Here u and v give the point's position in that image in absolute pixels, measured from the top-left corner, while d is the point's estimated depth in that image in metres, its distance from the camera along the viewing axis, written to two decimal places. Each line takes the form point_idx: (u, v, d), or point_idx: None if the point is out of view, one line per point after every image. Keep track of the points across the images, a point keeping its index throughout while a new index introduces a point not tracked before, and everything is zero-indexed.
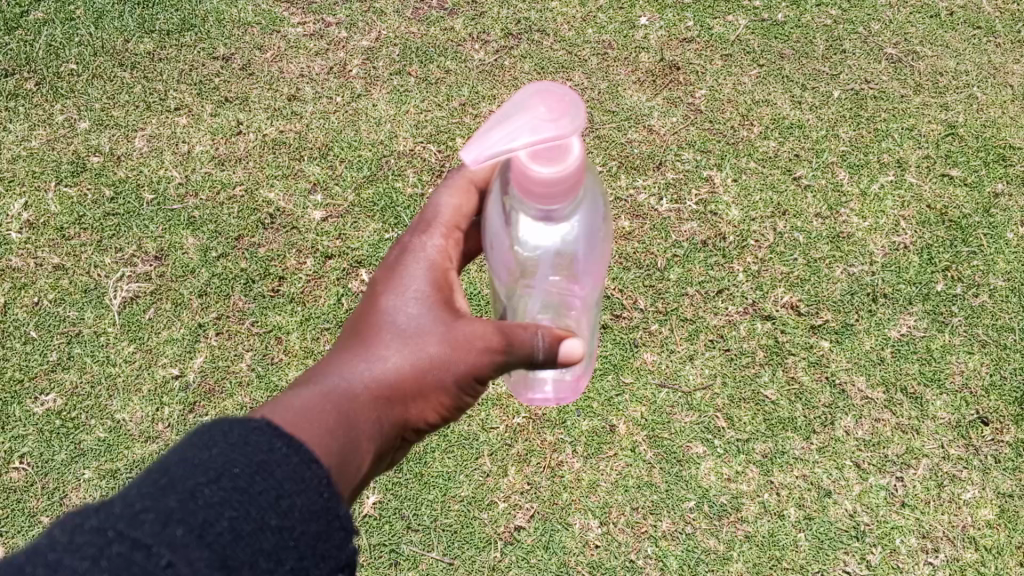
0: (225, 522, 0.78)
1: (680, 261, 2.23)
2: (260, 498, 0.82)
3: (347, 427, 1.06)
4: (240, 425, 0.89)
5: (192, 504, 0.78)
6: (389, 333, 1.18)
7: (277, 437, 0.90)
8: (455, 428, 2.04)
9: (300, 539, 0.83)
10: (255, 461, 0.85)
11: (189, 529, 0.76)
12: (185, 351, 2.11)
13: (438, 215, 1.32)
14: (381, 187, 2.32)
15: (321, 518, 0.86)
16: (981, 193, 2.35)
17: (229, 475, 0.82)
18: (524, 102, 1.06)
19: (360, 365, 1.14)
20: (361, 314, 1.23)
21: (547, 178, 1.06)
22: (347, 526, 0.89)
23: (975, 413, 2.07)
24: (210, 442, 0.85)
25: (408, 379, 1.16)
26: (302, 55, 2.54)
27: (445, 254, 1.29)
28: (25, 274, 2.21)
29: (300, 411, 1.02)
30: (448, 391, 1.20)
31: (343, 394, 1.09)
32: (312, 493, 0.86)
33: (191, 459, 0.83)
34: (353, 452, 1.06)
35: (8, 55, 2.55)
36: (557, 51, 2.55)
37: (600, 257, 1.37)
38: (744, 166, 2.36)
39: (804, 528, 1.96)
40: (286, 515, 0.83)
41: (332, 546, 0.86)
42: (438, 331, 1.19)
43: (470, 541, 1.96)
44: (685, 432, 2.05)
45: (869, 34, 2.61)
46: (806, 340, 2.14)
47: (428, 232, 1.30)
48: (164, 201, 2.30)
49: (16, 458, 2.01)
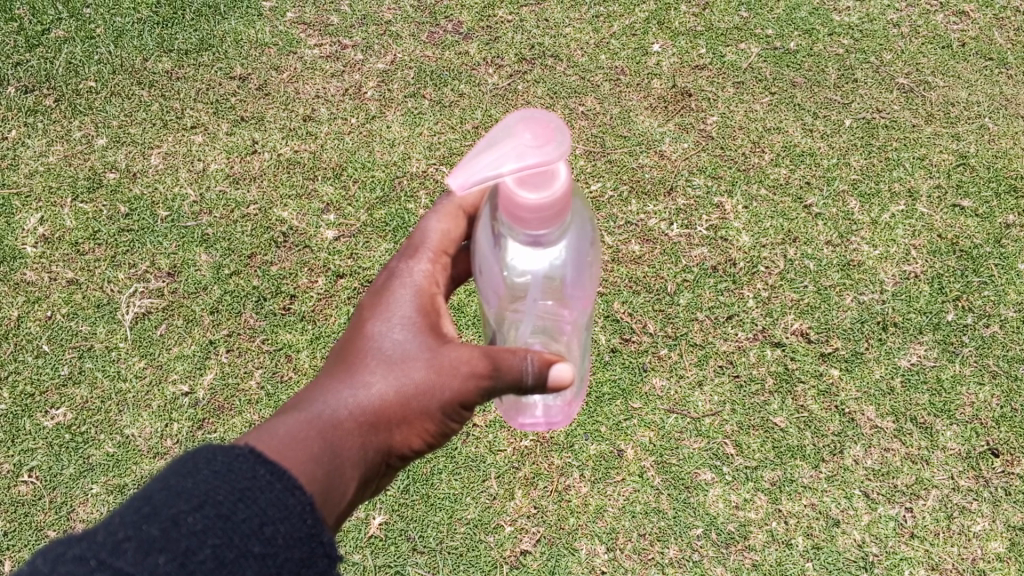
0: (206, 550, 0.79)
1: (690, 286, 2.24)
2: (243, 526, 0.82)
3: (330, 456, 1.07)
4: (224, 451, 0.88)
5: (175, 533, 0.78)
6: (377, 357, 1.18)
7: (260, 462, 0.89)
8: (462, 450, 2.04)
9: (283, 566, 0.83)
10: (238, 488, 0.85)
11: (171, 557, 0.77)
12: (196, 367, 2.12)
13: (427, 239, 1.32)
14: (393, 208, 2.33)
15: (305, 545, 0.86)
16: (992, 224, 2.35)
17: (212, 502, 0.82)
18: (510, 128, 1.08)
19: (345, 391, 1.15)
20: (349, 338, 1.24)
21: (533, 205, 1.07)
22: (332, 553, 0.89)
23: (985, 444, 2.06)
24: (193, 469, 0.85)
25: (394, 405, 1.17)
26: (318, 76, 2.57)
27: (433, 279, 1.29)
28: (39, 288, 2.22)
29: (282, 441, 1.03)
30: (436, 417, 1.20)
31: (327, 422, 1.10)
32: (296, 520, 0.86)
33: (174, 487, 0.82)
34: (336, 480, 1.07)
35: (28, 72, 2.58)
36: (570, 76, 2.57)
37: (592, 278, 1.39)
38: (755, 193, 2.37)
39: (811, 558, 1.95)
40: (270, 542, 0.83)
41: (315, 571, 0.86)
42: (424, 356, 1.19)
43: (475, 564, 1.95)
44: (694, 458, 2.04)
45: (881, 64, 2.62)
46: (816, 367, 2.14)
47: (417, 256, 1.30)
48: (178, 218, 2.32)
49: (24, 471, 2.02)
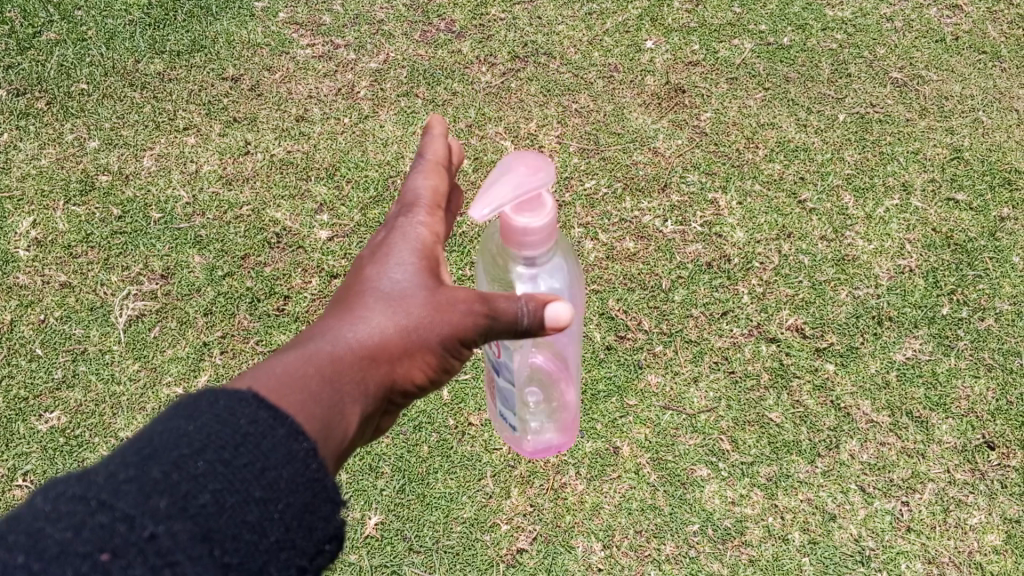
0: (207, 495, 0.78)
1: (685, 282, 2.23)
2: (243, 470, 0.81)
3: (331, 391, 1.04)
4: (225, 396, 0.87)
5: (177, 476, 0.78)
6: (378, 298, 1.16)
7: (262, 406, 0.88)
8: (459, 449, 2.05)
9: (285, 512, 0.82)
10: (241, 431, 0.84)
11: (172, 502, 0.76)
12: (189, 369, 2.11)
13: (421, 192, 1.29)
14: (387, 207, 2.33)
15: (308, 490, 0.84)
16: (987, 217, 2.34)
17: (215, 445, 0.81)
18: (508, 166, 1.16)
19: (346, 330, 1.13)
20: (348, 286, 1.22)
21: (540, 228, 1.14)
22: (336, 499, 0.87)
23: (981, 437, 2.06)
24: (196, 412, 0.84)
25: (395, 343, 1.14)
26: (311, 76, 2.56)
27: (432, 229, 1.25)
28: (32, 291, 2.21)
29: (284, 374, 1.01)
30: (436, 354, 1.18)
31: (328, 359, 1.08)
32: (298, 466, 0.85)
33: (178, 429, 0.82)
34: (337, 415, 1.03)
35: (20, 75, 2.57)
36: (564, 74, 2.57)
37: (577, 341, 1.60)
38: (750, 188, 2.37)
39: (808, 553, 1.94)
40: (271, 487, 0.82)
41: (319, 517, 0.85)
42: (422, 302, 1.16)
43: (471, 563, 1.94)
44: (689, 454, 2.04)
45: (874, 58, 2.62)
46: (812, 362, 2.14)
47: (413, 208, 1.27)
48: (171, 219, 2.32)
49: (18, 475, 2.00)
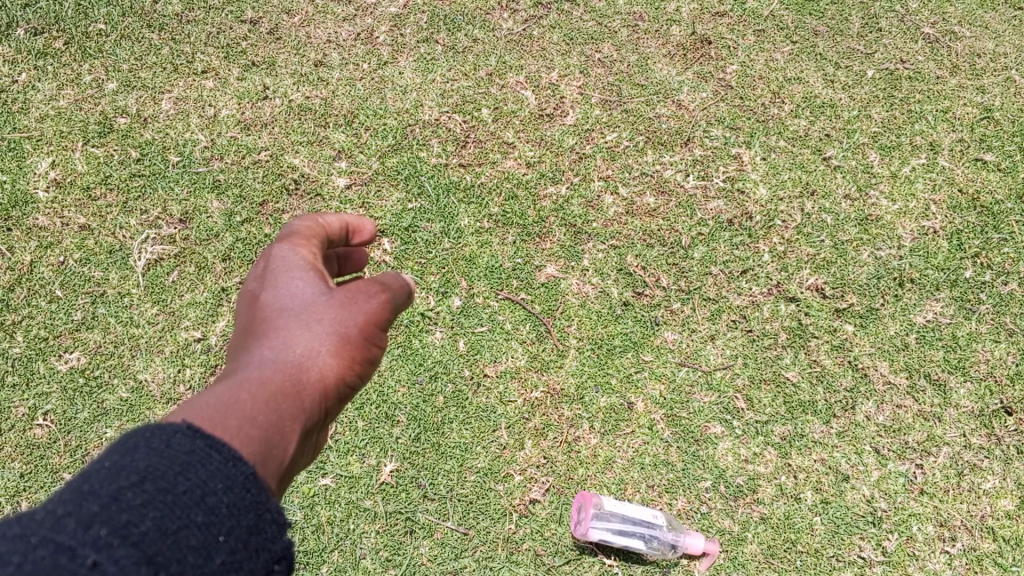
0: (148, 522, 0.69)
1: (705, 239, 2.21)
2: (184, 496, 0.72)
3: (265, 410, 0.94)
4: (157, 428, 0.78)
5: (115, 507, 0.68)
6: (284, 317, 1.10)
7: (199, 436, 0.79)
8: (473, 400, 2.05)
9: (231, 533, 0.73)
10: (179, 460, 0.75)
11: (113, 530, 0.66)
12: (208, 314, 2.13)
13: (292, 226, 1.25)
14: (406, 156, 2.31)
15: (252, 511, 0.76)
16: (1015, 179, 2.30)
17: (151, 477, 0.72)
18: None
19: (259, 356, 1.04)
20: (247, 324, 1.13)
21: None
22: (281, 520, 0.78)
23: (999, 402, 2.05)
24: (129, 446, 0.75)
25: (319, 351, 1.07)
26: (329, 19, 2.51)
27: (309, 248, 1.21)
28: (51, 233, 2.22)
29: (206, 405, 0.90)
30: (360, 354, 1.11)
31: (252, 381, 0.98)
32: (239, 489, 0.76)
33: (112, 465, 0.72)
34: (276, 433, 0.93)
35: (37, 13, 2.52)
36: (587, 22, 2.51)
37: None
38: (774, 144, 2.33)
39: (820, 512, 1.97)
40: (213, 512, 0.73)
41: (264, 539, 0.76)
42: (324, 302, 1.12)
43: (485, 512, 1.97)
44: (704, 412, 2.04)
45: (907, 13, 2.54)
46: (830, 323, 2.12)
47: (283, 238, 1.21)
48: (189, 163, 2.30)
49: (40, 414, 2.04)
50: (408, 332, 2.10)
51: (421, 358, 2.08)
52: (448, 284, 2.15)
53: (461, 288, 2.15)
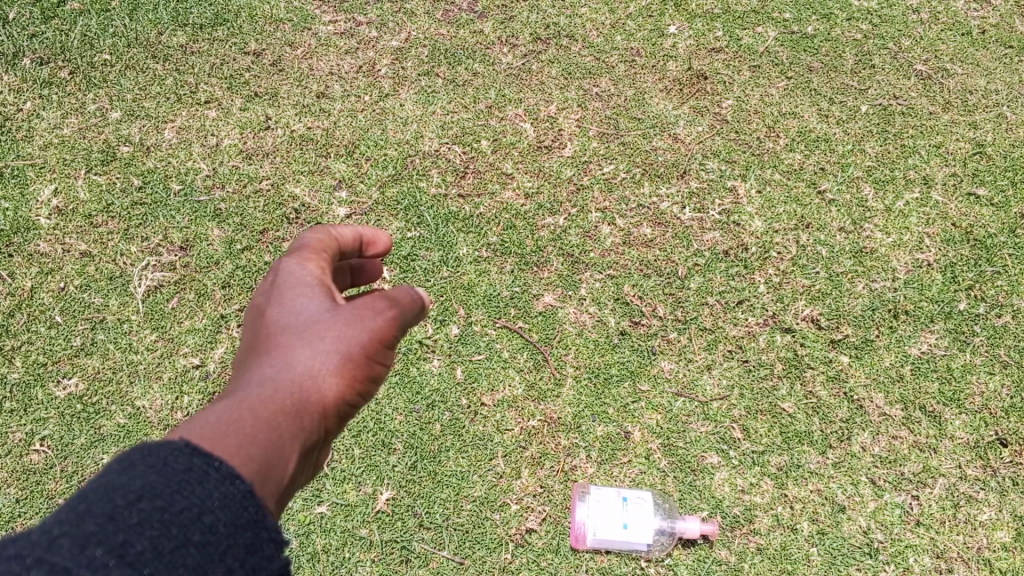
0: (145, 541, 0.69)
1: (701, 270, 2.23)
2: (182, 515, 0.73)
3: (267, 430, 0.95)
4: (155, 447, 0.79)
5: (112, 526, 0.68)
6: (288, 335, 1.11)
7: (195, 454, 0.80)
8: (470, 428, 2.06)
9: (228, 552, 0.74)
10: (176, 479, 0.75)
11: (109, 549, 0.67)
12: (207, 341, 2.14)
13: (303, 240, 1.26)
14: (405, 186, 2.33)
15: (248, 530, 0.77)
16: (1007, 213, 2.33)
17: (148, 495, 0.72)
18: None
19: (262, 373, 1.05)
20: (252, 341, 1.14)
21: None
22: (277, 538, 0.79)
23: (994, 434, 2.06)
24: (128, 465, 0.75)
25: (322, 369, 1.07)
26: (332, 53, 2.55)
27: (318, 264, 1.22)
28: (52, 259, 2.23)
29: (209, 424, 0.90)
30: (361, 372, 1.12)
31: (254, 400, 0.99)
32: (237, 507, 0.77)
33: (109, 484, 0.73)
34: (276, 453, 0.94)
35: (43, 44, 2.56)
36: (585, 57, 2.55)
37: None
38: (769, 177, 2.36)
39: (816, 543, 1.97)
40: (211, 530, 0.74)
41: (262, 557, 0.77)
42: (330, 321, 1.13)
43: (481, 541, 1.97)
44: (701, 442, 2.05)
45: (899, 50, 2.58)
46: (826, 354, 2.13)
47: (293, 254, 1.23)
48: (191, 192, 2.33)
49: (36, 440, 2.04)
50: (405, 360, 2.11)
51: (418, 386, 2.09)
52: (447, 312, 2.17)
53: (459, 316, 2.17)
